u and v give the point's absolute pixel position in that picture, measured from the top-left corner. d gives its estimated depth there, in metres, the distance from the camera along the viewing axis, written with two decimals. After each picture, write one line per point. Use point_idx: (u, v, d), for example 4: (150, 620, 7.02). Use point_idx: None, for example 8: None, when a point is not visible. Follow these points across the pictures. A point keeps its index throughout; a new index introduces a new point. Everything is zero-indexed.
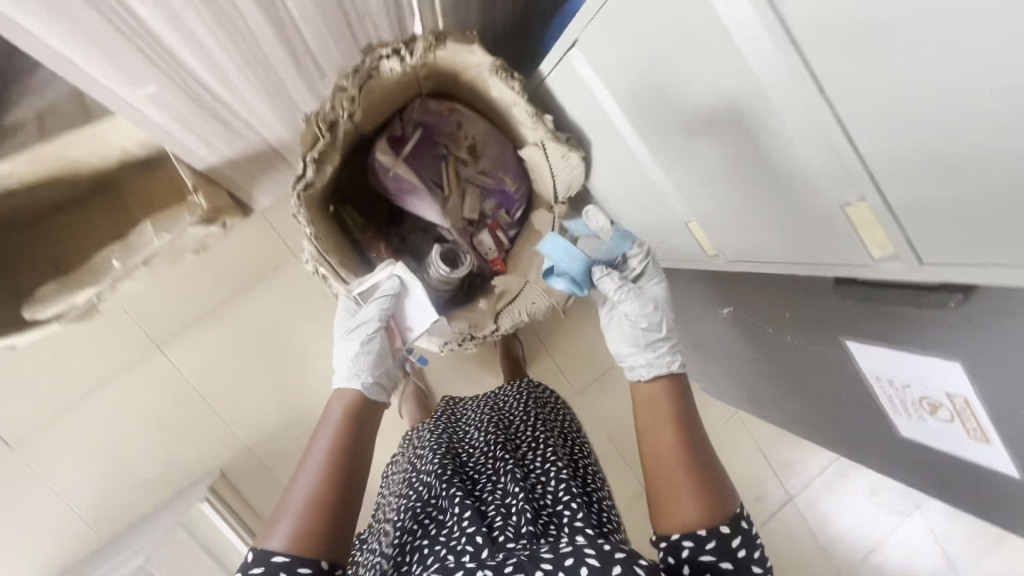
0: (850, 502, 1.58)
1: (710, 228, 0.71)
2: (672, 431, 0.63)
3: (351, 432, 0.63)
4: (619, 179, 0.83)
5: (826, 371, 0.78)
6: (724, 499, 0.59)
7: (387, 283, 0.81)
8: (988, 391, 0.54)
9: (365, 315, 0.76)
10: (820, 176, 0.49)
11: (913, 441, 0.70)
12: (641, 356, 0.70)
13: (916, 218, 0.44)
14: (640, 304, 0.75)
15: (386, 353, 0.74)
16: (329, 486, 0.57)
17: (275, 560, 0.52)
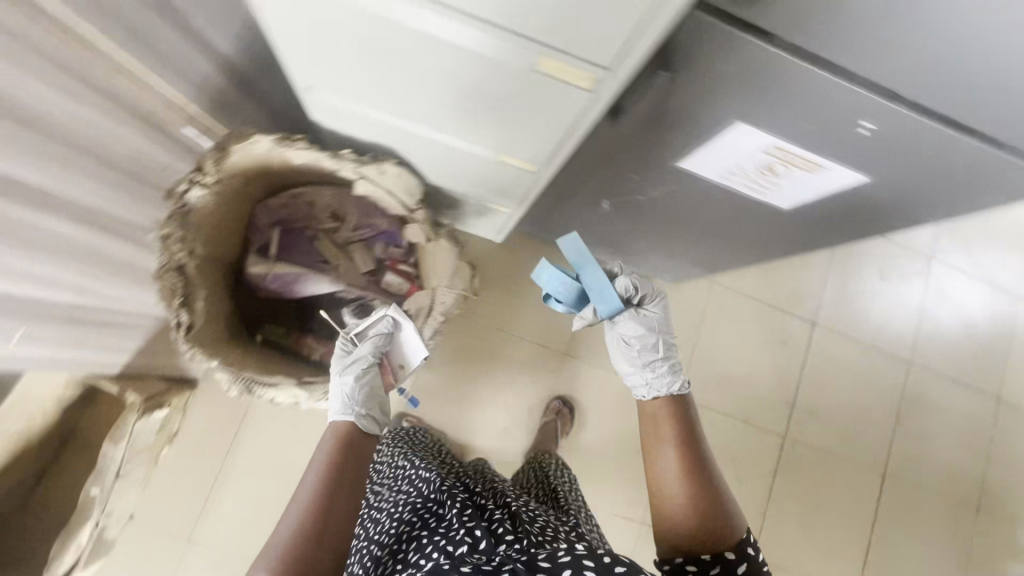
0: (869, 293, 1.56)
1: (513, 149, 0.75)
2: (674, 449, 0.71)
3: (344, 459, 0.71)
4: (435, 160, 0.88)
5: (697, 196, 0.81)
6: (728, 523, 0.67)
7: (381, 324, 0.93)
8: (773, 126, 0.57)
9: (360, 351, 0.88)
10: (505, 63, 0.54)
11: (797, 204, 0.73)
12: (643, 378, 0.82)
13: (575, 43, 0.48)
14: (643, 330, 0.86)
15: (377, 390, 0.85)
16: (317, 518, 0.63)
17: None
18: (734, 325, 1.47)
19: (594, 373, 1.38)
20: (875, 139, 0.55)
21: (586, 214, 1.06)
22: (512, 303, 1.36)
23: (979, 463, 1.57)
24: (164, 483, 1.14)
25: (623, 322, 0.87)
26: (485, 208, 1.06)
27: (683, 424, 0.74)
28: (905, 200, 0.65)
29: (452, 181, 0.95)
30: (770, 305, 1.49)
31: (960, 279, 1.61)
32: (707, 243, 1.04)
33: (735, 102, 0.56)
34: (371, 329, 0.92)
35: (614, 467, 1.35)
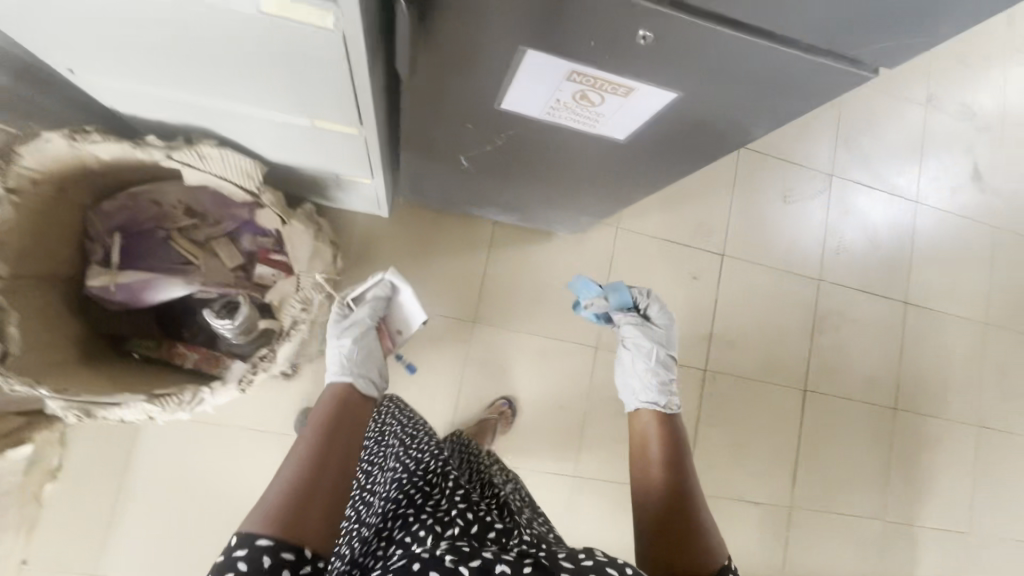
0: (774, 217, 1.57)
1: (322, 116, 0.68)
2: (659, 470, 0.78)
3: (341, 434, 0.71)
4: (260, 140, 0.80)
5: (541, 139, 0.76)
6: (714, 545, 0.70)
7: (378, 289, 0.96)
8: (556, 48, 0.52)
9: (358, 315, 0.91)
10: (232, 11, 0.47)
11: (631, 133, 0.69)
12: (634, 387, 0.93)
13: None
14: (641, 337, 0.99)
15: (373, 355, 0.88)
16: (313, 488, 0.63)
17: (258, 543, 0.57)
18: (643, 269, 1.45)
19: (507, 337, 1.35)
20: (659, 49, 0.50)
21: (453, 176, 1.00)
22: (411, 279, 1.31)
23: (895, 365, 1.63)
24: (55, 522, 1.07)
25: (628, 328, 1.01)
26: (344, 183, 0.99)
27: (669, 443, 0.82)
28: (726, 112, 0.62)
29: (291, 159, 0.87)
30: (677, 243, 1.48)
31: (858, 192, 1.64)
32: (582, 188, 1.01)
33: (506, 26, 0.51)
34: (368, 294, 0.95)
35: (539, 427, 1.34)
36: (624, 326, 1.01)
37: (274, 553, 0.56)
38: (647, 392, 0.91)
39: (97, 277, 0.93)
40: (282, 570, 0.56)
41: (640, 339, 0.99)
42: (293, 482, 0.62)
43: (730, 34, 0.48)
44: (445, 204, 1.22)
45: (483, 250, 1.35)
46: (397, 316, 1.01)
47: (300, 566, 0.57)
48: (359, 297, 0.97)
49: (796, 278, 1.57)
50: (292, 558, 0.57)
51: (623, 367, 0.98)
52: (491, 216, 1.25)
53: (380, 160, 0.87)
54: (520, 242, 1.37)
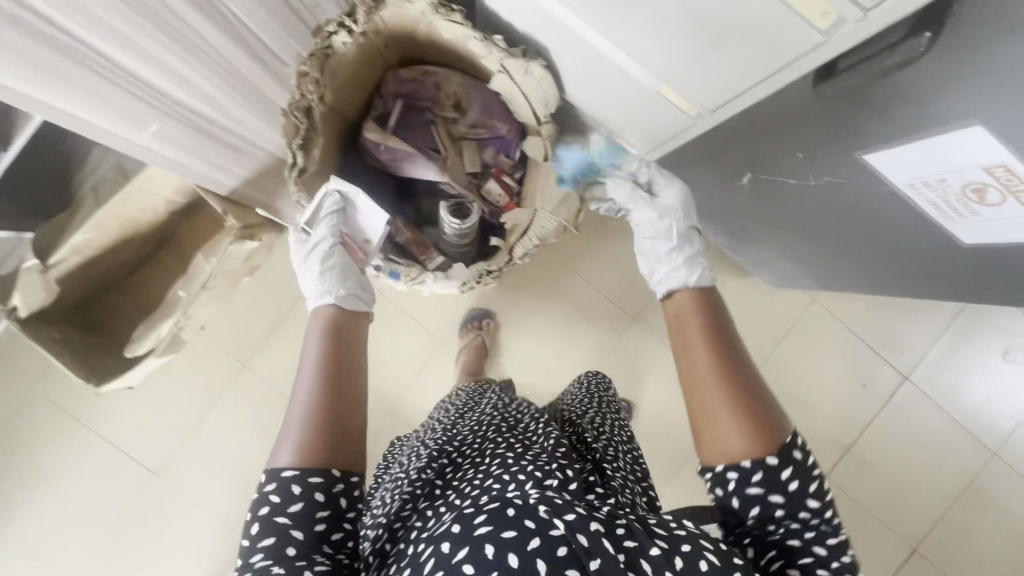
0: (983, 366, 1.39)
1: (682, 89, 0.67)
2: (708, 349, 0.59)
3: (341, 340, 0.68)
4: (586, 78, 0.80)
5: (864, 201, 0.71)
6: (774, 426, 0.55)
7: (330, 201, 0.85)
8: (1019, 143, 0.47)
9: (317, 234, 0.80)
10: None
11: (983, 243, 0.62)
12: (658, 269, 0.70)
13: None
14: (654, 217, 0.76)
15: (349, 268, 0.78)
16: (330, 404, 0.61)
17: (284, 476, 0.57)
18: (816, 352, 1.36)
19: (654, 348, 1.33)
20: None
21: (714, 185, 0.97)
22: (595, 252, 1.31)
23: None
24: (236, 308, 1.22)
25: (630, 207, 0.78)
26: (610, 143, 0.99)
27: (716, 319, 0.62)
28: None
29: (590, 104, 0.87)
30: (863, 344, 1.36)
31: None
32: (836, 256, 0.94)
33: (988, 100, 0.46)
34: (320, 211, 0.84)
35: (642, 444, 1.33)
36: (630, 207, 0.78)
37: (302, 481, 0.57)
38: (675, 272, 0.68)
39: (372, 130, 1.00)
40: (316, 493, 0.57)
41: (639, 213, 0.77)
42: (306, 402, 0.61)
43: None
44: None
45: None
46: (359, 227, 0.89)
47: (334, 484, 0.58)
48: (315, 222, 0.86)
49: (968, 439, 1.40)
50: (321, 481, 0.57)
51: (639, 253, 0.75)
52: (705, 232, 1.20)
53: (673, 142, 0.86)
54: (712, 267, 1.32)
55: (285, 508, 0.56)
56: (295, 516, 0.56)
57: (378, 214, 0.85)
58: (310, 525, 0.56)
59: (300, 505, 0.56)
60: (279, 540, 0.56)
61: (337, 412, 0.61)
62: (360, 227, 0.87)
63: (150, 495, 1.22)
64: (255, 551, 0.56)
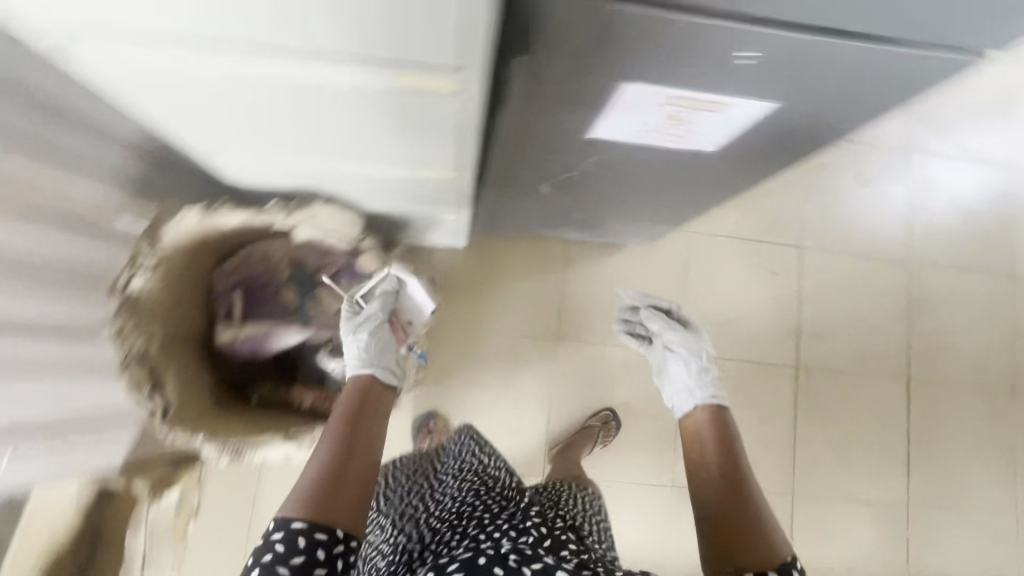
0: (851, 200, 1.51)
1: (427, 167, 0.74)
2: (716, 460, 0.77)
3: (366, 412, 0.74)
4: (362, 190, 0.86)
5: (624, 159, 0.79)
6: (772, 544, 0.69)
7: (385, 284, 0.96)
8: (657, 78, 0.54)
9: (369, 309, 0.90)
10: (366, 91, 0.53)
11: (722, 144, 0.70)
12: (686, 387, 0.91)
13: (419, 64, 0.47)
14: (683, 347, 0.99)
15: (390, 345, 0.87)
16: (342, 472, 0.66)
17: (292, 526, 0.62)
18: (719, 271, 1.44)
19: (589, 352, 1.37)
20: (766, 66, 0.52)
21: (531, 202, 1.04)
22: (491, 303, 1.35)
23: (1004, 346, 1.52)
24: (199, 556, 1.17)
25: (670, 336, 1.02)
26: (430, 221, 1.06)
27: (723, 440, 0.80)
28: (819, 115, 0.63)
29: (386, 205, 0.94)
30: (751, 242, 1.46)
31: (941, 166, 1.56)
32: (658, 199, 1.03)
33: (610, 72, 0.54)
34: (375, 289, 0.95)
35: (631, 441, 1.34)
36: (664, 335, 1.03)
37: (308, 535, 0.61)
38: (700, 391, 0.89)
39: (222, 328, 1.04)
40: (319, 548, 0.61)
41: (674, 349, 1.00)
42: (322, 464, 0.66)
43: (840, 45, 0.48)
44: (517, 228, 1.26)
45: (557, 270, 1.38)
46: (407, 310, 1.00)
47: (334, 546, 0.62)
48: (368, 296, 0.96)
49: (882, 262, 1.50)
50: (324, 539, 0.62)
51: (671, 380, 0.97)
52: (564, 234, 1.28)
53: (469, 198, 0.93)
54: (592, 258, 1.39)
55: (288, 559, 0.60)
56: (295, 567, 0.60)
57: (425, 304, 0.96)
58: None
59: (302, 557, 0.60)
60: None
61: (345, 480, 0.66)
62: (412, 310, 0.99)
63: None
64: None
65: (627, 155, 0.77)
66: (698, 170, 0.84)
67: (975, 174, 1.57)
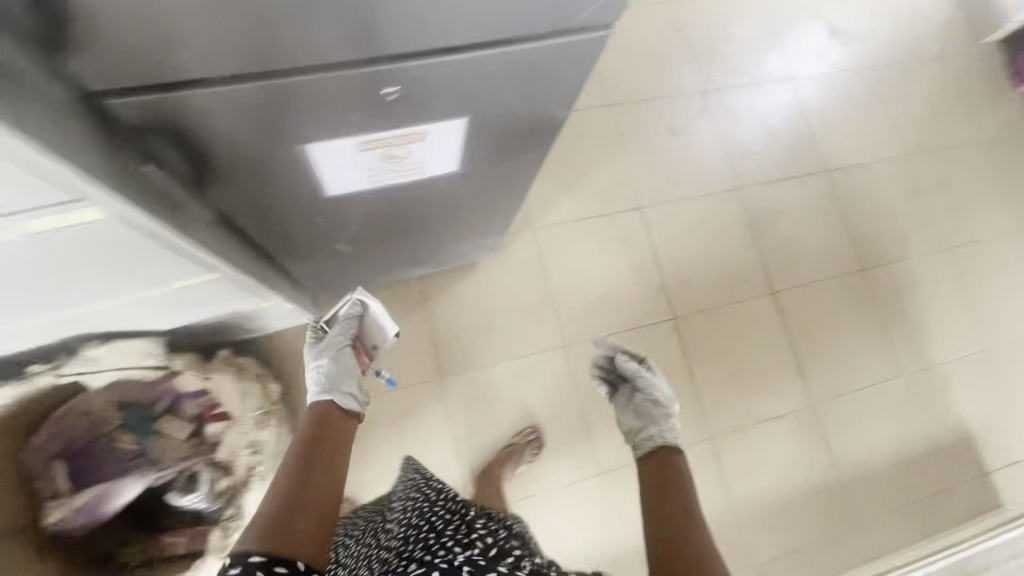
0: (669, 151, 1.60)
1: (177, 280, 0.70)
2: (682, 486, 0.82)
3: (323, 445, 0.76)
4: (135, 317, 0.80)
5: (388, 202, 0.78)
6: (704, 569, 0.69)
7: (349, 308, 1.05)
8: (327, 131, 0.54)
9: (330, 336, 0.98)
10: (29, 258, 0.49)
11: (458, 162, 0.71)
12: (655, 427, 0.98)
13: (51, 218, 0.44)
14: (655, 395, 1.07)
15: (351, 370, 0.94)
16: (298, 504, 0.66)
17: (250, 560, 0.58)
18: (575, 255, 1.47)
19: (477, 376, 1.35)
20: (417, 93, 0.52)
21: (345, 261, 1.02)
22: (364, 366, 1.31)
23: (842, 233, 1.66)
24: None
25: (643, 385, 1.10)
26: (250, 314, 1.01)
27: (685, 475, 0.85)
28: (521, 112, 0.64)
29: (181, 320, 0.88)
30: (596, 218, 1.50)
31: (735, 95, 1.68)
32: (465, 218, 1.03)
33: (274, 135, 0.53)
34: (340, 313, 1.03)
35: (547, 446, 1.34)
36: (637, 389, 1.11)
37: (268, 568, 0.58)
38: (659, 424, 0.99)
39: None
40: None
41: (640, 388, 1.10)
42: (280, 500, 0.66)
43: (462, 59, 0.49)
44: (359, 284, 1.23)
45: (421, 307, 1.35)
46: (370, 332, 1.08)
47: None
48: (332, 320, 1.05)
49: (716, 196, 1.60)
50: (288, 572, 0.58)
51: (639, 412, 1.04)
52: (407, 275, 1.26)
53: (266, 283, 0.89)
54: (451, 284, 1.38)
55: None
56: None
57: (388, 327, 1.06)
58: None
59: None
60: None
61: (298, 509, 0.65)
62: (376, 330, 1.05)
63: None
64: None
65: (385, 197, 0.76)
66: (472, 187, 0.85)
67: (766, 92, 1.71)
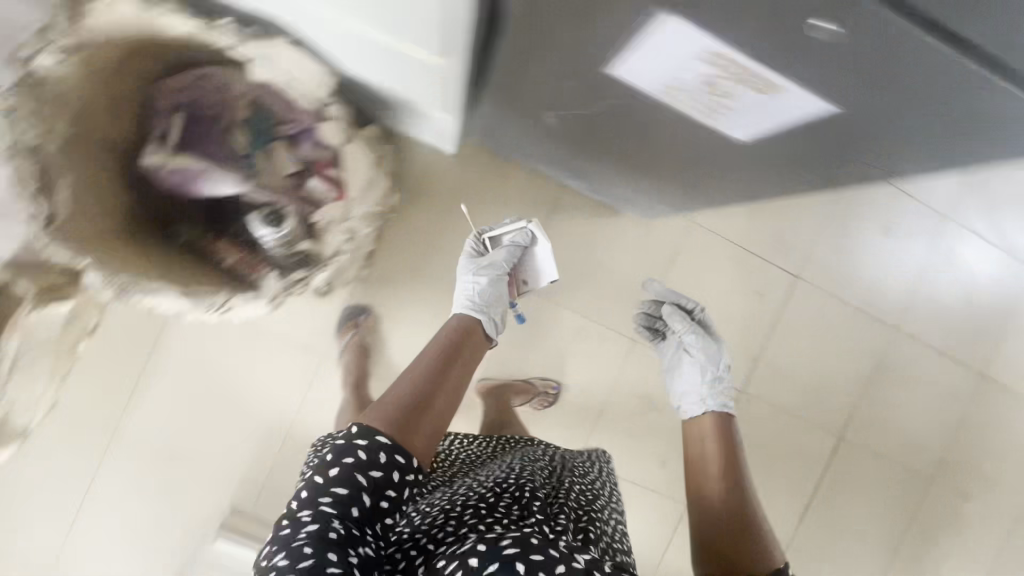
0: (866, 245, 1.41)
1: (407, 43, 0.61)
2: (720, 458, 0.92)
3: (453, 361, 0.80)
4: (335, 43, 0.71)
5: (643, 120, 0.67)
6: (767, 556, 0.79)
7: (519, 237, 0.98)
8: (708, 20, 0.42)
9: (496, 259, 0.95)
10: None
11: (754, 137, 0.59)
12: (698, 394, 1.00)
13: None
14: (702, 348, 1.03)
15: (500, 297, 0.94)
16: (419, 408, 0.70)
17: (376, 440, 0.63)
18: (708, 273, 1.34)
19: (546, 309, 1.29)
20: (844, 51, 0.40)
21: (535, 130, 0.91)
22: (462, 226, 1.23)
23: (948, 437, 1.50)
24: (89, 376, 1.12)
25: (688, 335, 1.05)
26: (417, 114, 0.93)
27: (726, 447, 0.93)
28: (879, 139, 0.51)
29: (364, 75, 0.80)
30: (750, 254, 1.36)
31: (971, 242, 1.44)
32: (671, 176, 0.91)
33: None
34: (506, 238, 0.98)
35: (554, 407, 1.31)
36: (685, 332, 1.05)
37: (390, 453, 0.64)
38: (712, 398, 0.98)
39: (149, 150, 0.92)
40: (394, 471, 0.63)
41: (694, 348, 1.04)
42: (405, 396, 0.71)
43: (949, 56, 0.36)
44: (513, 153, 1.12)
45: (544, 213, 1.26)
46: (526, 268, 1.02)
47: (406, 471, 0.64)
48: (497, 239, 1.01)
49: (870, 319, 1.43)
50: (403, 460, 0.64)
51: (689, 379, 1.03)
52: (561, 178, 1.16)
53: (459, 99, 0.79)
54: (583, 213, 1.27)
55: (367, 469, 0.62)
56: (370, 479, 0.62)
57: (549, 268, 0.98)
58: (376, 497, 0.62)
59: (378, 474, 0.62)
60: (350, 491, 0.60)
61: (423, 408, 0.70)
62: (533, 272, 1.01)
63: None
64: (324, 492, 0.60)
65: (649, 116, 0.65)
66: (723, 162, 0.73)
67: (1002, 262, 1.47)
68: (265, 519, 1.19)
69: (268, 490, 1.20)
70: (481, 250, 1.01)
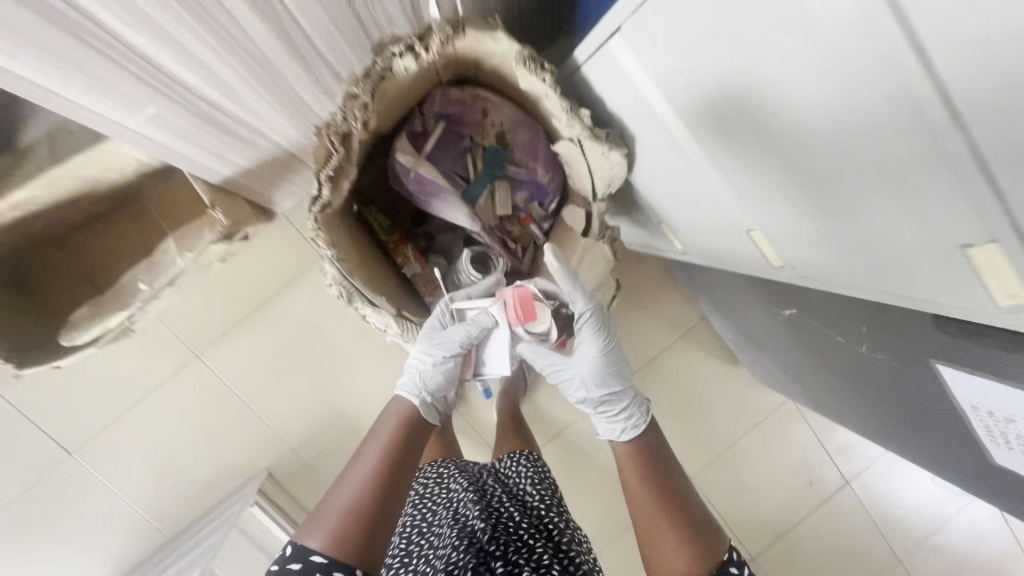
0: (915, 485, 1.45)
1: (924, 273, 0.46)
2: (642, 486, 0.76)
3: (400, 443, 0.72)
4: (666, 171, 0.72)
5: (906, 387, 0.70)
6: (704, 531, 0.69)
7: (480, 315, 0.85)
8: None
9: (451, 336, 0.83)
10: (932, 209, 0.41)
11: (1009, 471, 0.62)
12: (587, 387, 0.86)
13: None
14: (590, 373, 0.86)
15: (449, 380, 0.84)
16: (363, 504, 0.64)
17: (312, 560, 0.60)
18: (775, 444, 1.40)
19: None
20: None
21: (751, 299, 0.93)
22: None
23: None
24: (200, 291, 1.06)
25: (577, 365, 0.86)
26: (649, 231, 0.95)
27: (648, 479, 0.77)
28: None
29: (661, 198, 0.80)
30: (818, 445, 1.41)
31: (999, 525, 1.48)
32: (839, 395, 0.94)
33: None
34: (471, 313, 0.85)
35: (591, 503, 1.33)
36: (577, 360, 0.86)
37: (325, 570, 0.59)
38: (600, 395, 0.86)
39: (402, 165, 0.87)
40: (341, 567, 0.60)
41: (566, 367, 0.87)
42: (349, 494, 0.66)
43: None
44: (688, 277, 1.14)
45: (674, 331, 1.29)
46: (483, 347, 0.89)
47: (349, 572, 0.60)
48: (463, 312, 0.87)
49: (888, 550, 1.47)
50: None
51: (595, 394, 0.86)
52: (713, 318, 1.19)
53: (729, 263, 0.79)
54: (705, 349, 1.31)
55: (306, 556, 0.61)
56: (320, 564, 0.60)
57: (504, 363, 0.85)
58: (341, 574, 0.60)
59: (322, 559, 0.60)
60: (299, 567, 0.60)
61: (380, 516, 0.64)
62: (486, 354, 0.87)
63: (58, 477, 1.07)
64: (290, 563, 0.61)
65: (905, 378, 0.68)
66: (935, 441, 0.75)
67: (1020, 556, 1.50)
68: (289, 491, 1.18)
69: (309, 469, 1.18)
70: (447, 321, 0.87)
